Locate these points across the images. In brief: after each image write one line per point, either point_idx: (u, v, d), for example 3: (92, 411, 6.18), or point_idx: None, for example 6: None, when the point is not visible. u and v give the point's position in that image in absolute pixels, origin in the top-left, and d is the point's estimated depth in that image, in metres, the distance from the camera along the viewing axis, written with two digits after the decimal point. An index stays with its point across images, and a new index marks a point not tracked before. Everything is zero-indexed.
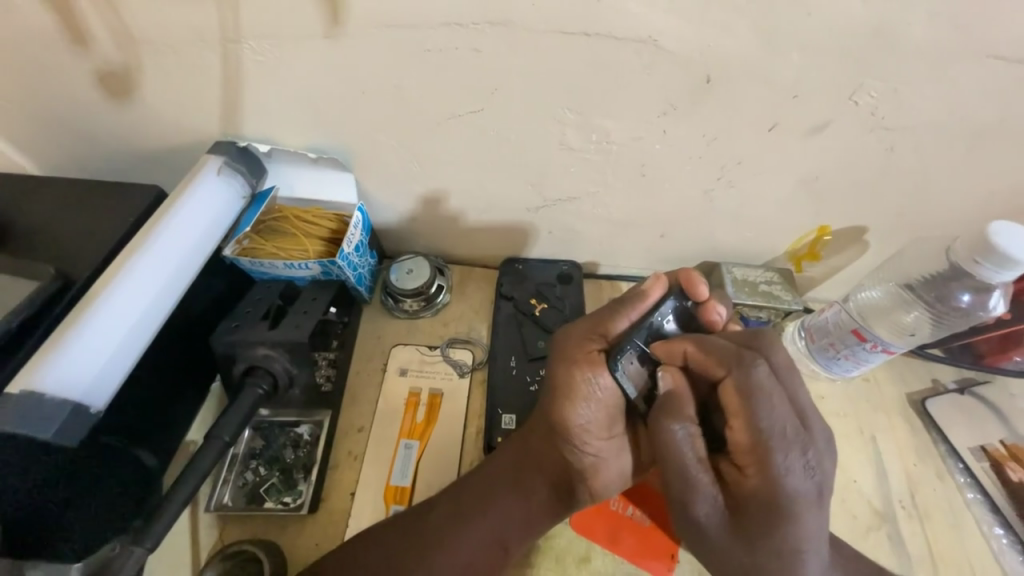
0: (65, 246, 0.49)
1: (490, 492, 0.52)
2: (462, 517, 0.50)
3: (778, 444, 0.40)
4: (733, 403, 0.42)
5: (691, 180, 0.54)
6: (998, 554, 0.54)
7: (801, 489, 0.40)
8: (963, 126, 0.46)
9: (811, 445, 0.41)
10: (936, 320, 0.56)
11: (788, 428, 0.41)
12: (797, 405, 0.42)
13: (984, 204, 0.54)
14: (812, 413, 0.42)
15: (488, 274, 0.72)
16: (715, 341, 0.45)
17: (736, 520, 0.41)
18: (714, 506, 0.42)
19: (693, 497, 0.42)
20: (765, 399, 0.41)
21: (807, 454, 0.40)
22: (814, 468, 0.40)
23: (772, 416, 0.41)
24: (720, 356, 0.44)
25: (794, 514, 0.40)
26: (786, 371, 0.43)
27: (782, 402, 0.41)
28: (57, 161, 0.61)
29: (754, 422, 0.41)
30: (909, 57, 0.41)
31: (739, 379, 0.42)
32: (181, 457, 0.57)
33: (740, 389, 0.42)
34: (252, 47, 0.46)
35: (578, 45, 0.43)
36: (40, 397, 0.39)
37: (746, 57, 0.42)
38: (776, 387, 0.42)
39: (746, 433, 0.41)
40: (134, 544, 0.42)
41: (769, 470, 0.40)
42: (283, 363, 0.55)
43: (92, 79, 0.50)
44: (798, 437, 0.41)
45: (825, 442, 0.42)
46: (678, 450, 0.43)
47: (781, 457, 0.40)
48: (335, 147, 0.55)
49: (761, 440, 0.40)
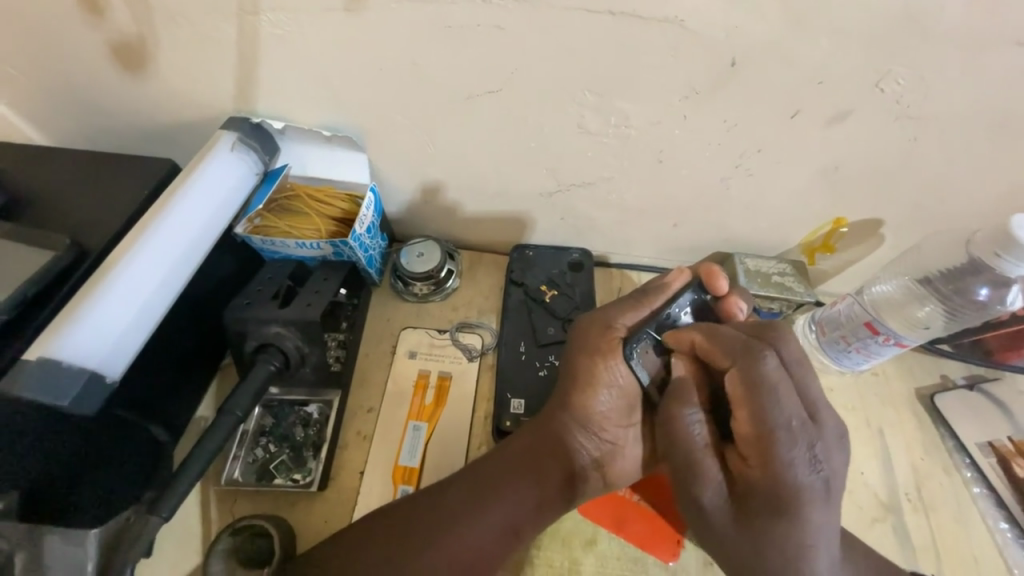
0: (78, 218, 0.49)
1: (505, 472, 0.51)
2: (476, 494, 0.50)
3: (784, 437, 0.39)
4: (738, 395, 0.41)
5: (708, 168, 0.54)
6: (1002, 548, 0.54)
7: (806, 483, 0.39)
8: (988, 116, 0.46)
9: (818, 439, 0.40)
10: (950, 314, 0.56)
11: (794, 423, 0.40)
12: (804, 397, 0.42)
13: (1005, 198, 0.53)
14: (822, 407, 0.42)
15: (498, 260, 0.72)
16: (723, 331, 0.45)
17: (741, 511, 0.41)
18: (719, 494, 0.42)
19: (701, 482, 0.42)
20: (772, 391, 0.40)
21: (814, 448, 0.40)
22: (821, 463, 0.40)
23: (780, 407, 0.40)
24: (725, 347, 0.44)
25: (800, 508, 0.39)
26: (796, 364, 0.42)
27: (790, 395, 0.41)
28: (69, 133, 0.61)
29: (761, 414, 0.40)
30: (939, 44, 0.41)
31: (744, 370, 0.41)
32: (192, 432, 0.57)
33: (745, 381, 0.41)
34: (270, 20, 0.45)
35: (602, 24, 0.42)
36: (57, 365, 0.39)
37: (772, 41, 0.42)
38: (784, 380, 0.41)
39: (751, 425, 0.40)
40: (150, 513, 0.43)
41: (776, 464, 0.39)
42: (294, 341, 0.55)
43: (106, 49, 0.50)
44: (804, 432, 0.40)
45: (834, 438, 0.42)
46: (690, 433, 0.44)
47: (787, 450, 0.39)
48: (349, 125, 0.55)
49: (766, 431, 0.40)
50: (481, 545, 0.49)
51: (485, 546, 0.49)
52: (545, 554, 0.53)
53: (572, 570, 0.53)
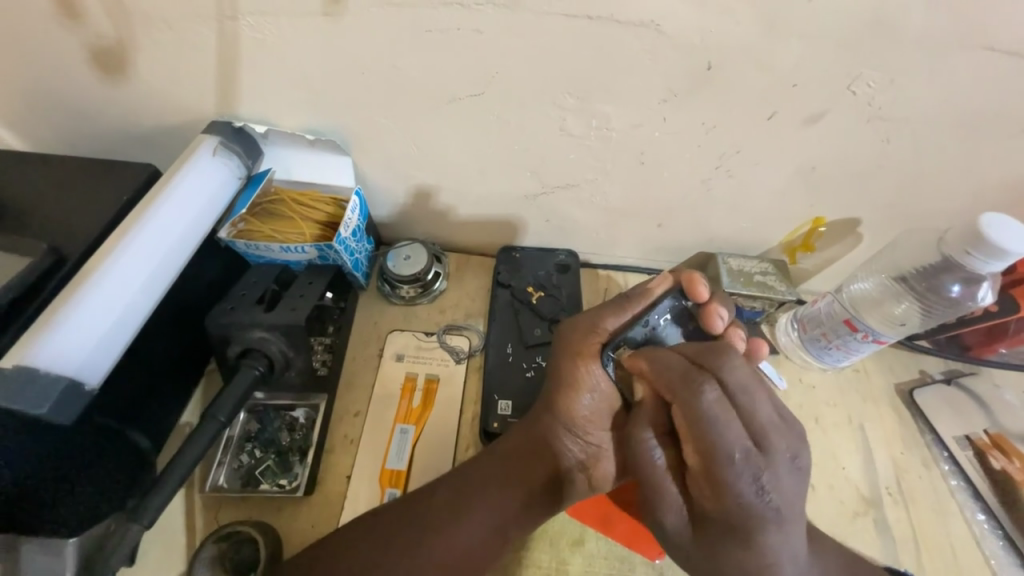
0: (56, 223, 0.48)
1: (458, 503, 0.50)
2: (428, 526, 0.49)
3: (727, 470, 0.38)
4: (683, 428, 0.41)
5: (689, 169, 0.55)
6: (979, 539, 0.56)
7: (754, 512, 0.38)
8: (957, 117, 0.47)
9: (766, 467, 0.39)
10: (925, 310, 0.57)
11: (737, 455, 0.38)
12: (751, 423, 0.40)
13: (977, 196, 0.55)
14: (771, 431, 0.39)
15: (485, 262, 0.72)
16: (668, 360, 0.44)
17: (700, 533, 0.41)
18: (680, 515, 0.43)
19: (662, 506, 0.43)
20: (712, 426, 0.39)
21: (760, 478, 0.38)
22: (768, 491, 0.38)
23: (720, 441, 0.38)
24: (669, 378, 0.43)
25: (750, 536, 0.38)
26: (741, 390, 0.40)
27: (733, 425, 0.39)
28: (48, 139, 0.60)
29: (703, 447, 0.39)
30: (907, 47, 0.42)
31: (684, 404, 0.40)
32: (175, 439, 0.57)
33: (688, 415, 0.40)
34: (250, 24, 0.45)
35: (580, 27, 0.43)
36: (35, 372, 0.38)
37: (747, 44, 0.42)
38: (726, 410, 0.39)
39: (695, 458, 0.40)
40: (130, 521, 0.43)
41: (723, 494, 0.38)
42: (278, 345, 0.54)
43: (83, 54, 0.49)
44: (750, 462, 0.38)
45: (786, 461, 0.39)
46: (647, 461, 0.44)
47: (733, 482, 0.38)
48: (333, 129, 0.55)
49: (707, 465, 0.39)
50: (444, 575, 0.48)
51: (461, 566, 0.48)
52: (533, 556, 0.53)
53: (558, 570, 0.53)
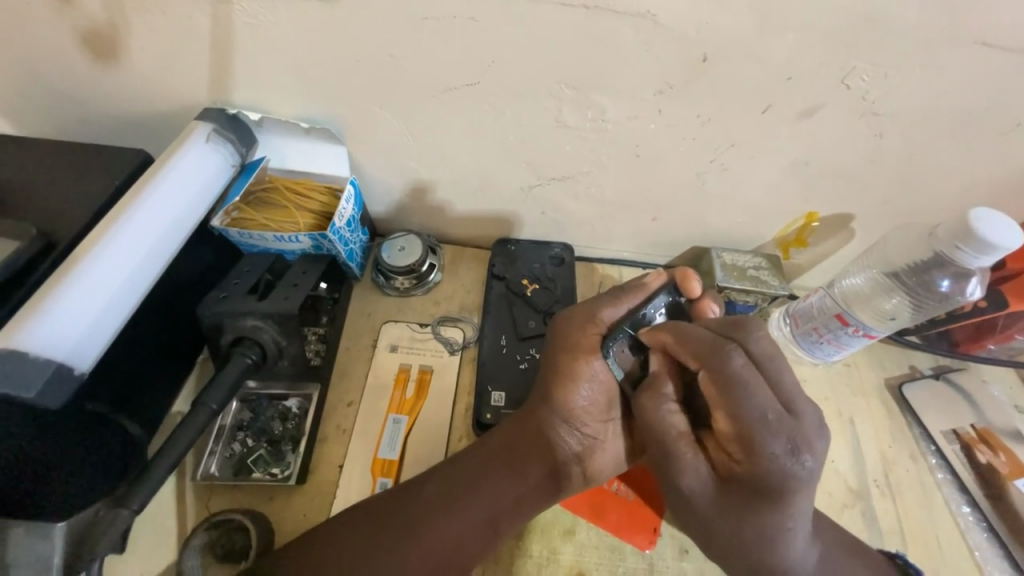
0: (45, 208, 0.48)
1: (460, 485, 0.50)
2: (428, 514, 0.49)
3: (761, 432, 0.39)
4: (712, 395, 0.41)
5: (685, 162, 0.55)
6: (964, 530, 0.56)
7: (786, 475, 0.39)
8: (949, 113, 0.47)
9: (799, 430, 0.39)
10: (915, 306, 0.58)
11: (770, 415, 0.39)
12: (780, 389, 0.40)
13: (965, 193, 0.56)
14: (800, 397, 0.40)
15: (480, 255, 0.72)
16: (694, 332, 0.44)
17: (723, 499, 0.42)
18: (698, 480, 0.43)
19: (677, 471, 0.44)
20: (743, 390, 0.39)
21: (793, 440, 0.38)
22: (803, 452, 0.39)
23: (753, 403, 0.39)
24: (697, 348, 0.43)
25: (782, 498, 0.39)
26: (767, 359, 0.41)
27: (765, 389, 0.40)
28: (35, 121, 0.59)
29: (736, 413, 0.39)
30: (900, 41, 0.42)
31: (713, 372, 0.41)
32: (166, 427, 0.57)
33: (717, 382, 0.41)
34: (244, 9, 0.45)
35: (576, 17, 0.43)
36: (23, 356, 0.38)
37: (742, 36, 0.43)
38: (755, 375, 0.40)
39: (729, 424, 0.40)
40: (119, 507, 0.43)
41: (758, 458, 0.39)
42: (271, 333, 0.54)
43: (72, 35, 0.48)
44: (782, 424, 0.39)
45: (815, 426, 0.40)
46: (661, 425, 0.45)
47: (766, 444, 0.38)
48: (328, 118, 0.54)
49: (742, 429, 0.39)
50: (448, 558, 0.48)
51: (477, 537, 0.49)
52: (525, 549, 0.53)
53: (549, 561, 0.53)
